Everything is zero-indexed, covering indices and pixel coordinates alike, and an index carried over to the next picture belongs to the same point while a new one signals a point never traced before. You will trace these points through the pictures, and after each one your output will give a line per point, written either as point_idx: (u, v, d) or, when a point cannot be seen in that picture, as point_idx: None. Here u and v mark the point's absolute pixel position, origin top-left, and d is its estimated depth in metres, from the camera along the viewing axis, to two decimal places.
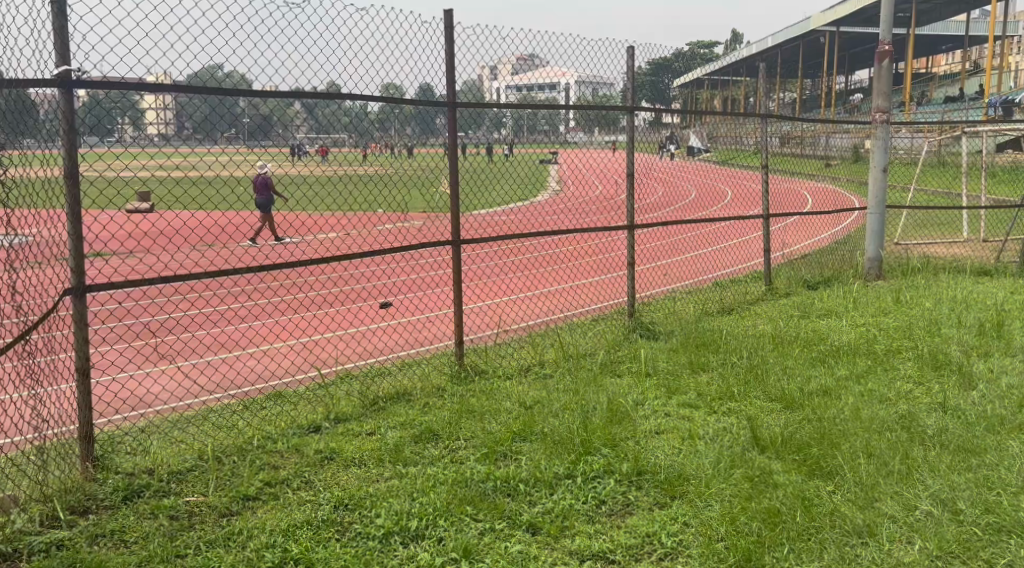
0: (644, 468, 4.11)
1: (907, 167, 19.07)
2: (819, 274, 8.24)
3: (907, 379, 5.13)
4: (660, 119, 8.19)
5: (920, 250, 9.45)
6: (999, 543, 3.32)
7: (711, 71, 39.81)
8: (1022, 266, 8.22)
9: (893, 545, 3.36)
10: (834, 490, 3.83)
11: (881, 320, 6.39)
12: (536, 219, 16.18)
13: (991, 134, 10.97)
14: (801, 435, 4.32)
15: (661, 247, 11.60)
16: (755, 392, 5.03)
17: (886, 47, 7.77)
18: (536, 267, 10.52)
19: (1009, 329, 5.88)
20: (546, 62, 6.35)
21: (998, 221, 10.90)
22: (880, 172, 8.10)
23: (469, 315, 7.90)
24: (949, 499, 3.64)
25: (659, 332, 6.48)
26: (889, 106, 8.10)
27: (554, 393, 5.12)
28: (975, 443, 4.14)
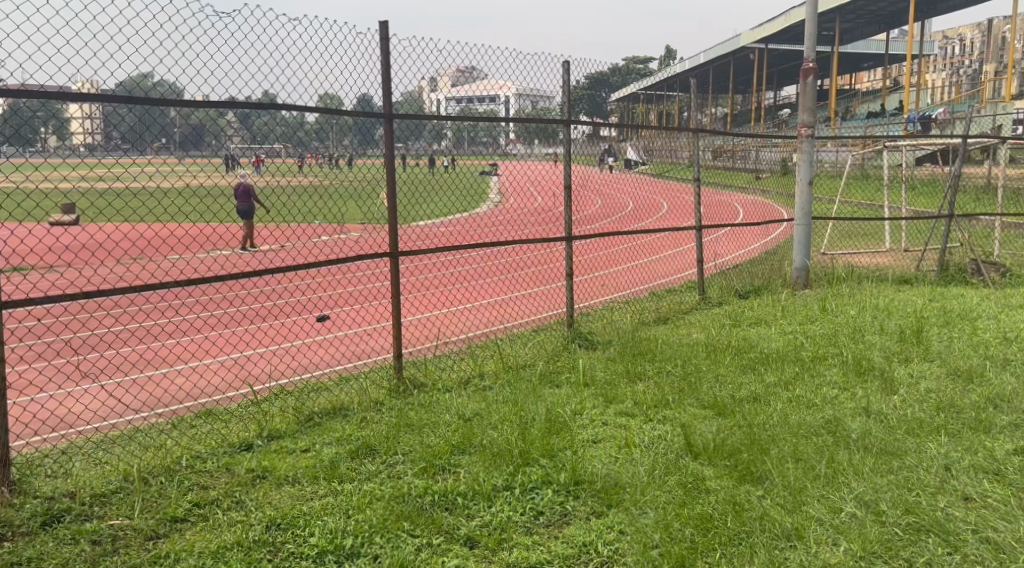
0: (581, 478, 4.13)
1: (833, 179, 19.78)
2: (749, 284, 8.47)
3: (833, 384, 5.31)
4: (597, 133, 8.30)
5: (845, 260, 9.81)
6: (918, 543, 3.47)
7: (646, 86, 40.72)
8: (939, 275, 8.61)
9: (819, 547, 3.47)
10: (764, 494, 3.94)
11: (809, 328, 6.60)
12: (476, 231, 16.20)
13: (909, 149, 11.50)
14: (732, 441, 4.42)
15: (599, 258, 11.76)
16: (689, 399, 5.14)
17: (810, 64, 8.05)
18: (475, 278, 10.53)
19: (927, 335, 6.16)
20: (484, 74, 6.40)
21: (916, 231, 11.41)
22: (806, 185, 8.37)
23: (408, 328, 7.85)
24: (872, 501, 3.79)
25: (596, 341, 6.55)
26: (813, 121, 8.38)
27: (493, 404, 5.12)
28: (897, 446, 4.32)
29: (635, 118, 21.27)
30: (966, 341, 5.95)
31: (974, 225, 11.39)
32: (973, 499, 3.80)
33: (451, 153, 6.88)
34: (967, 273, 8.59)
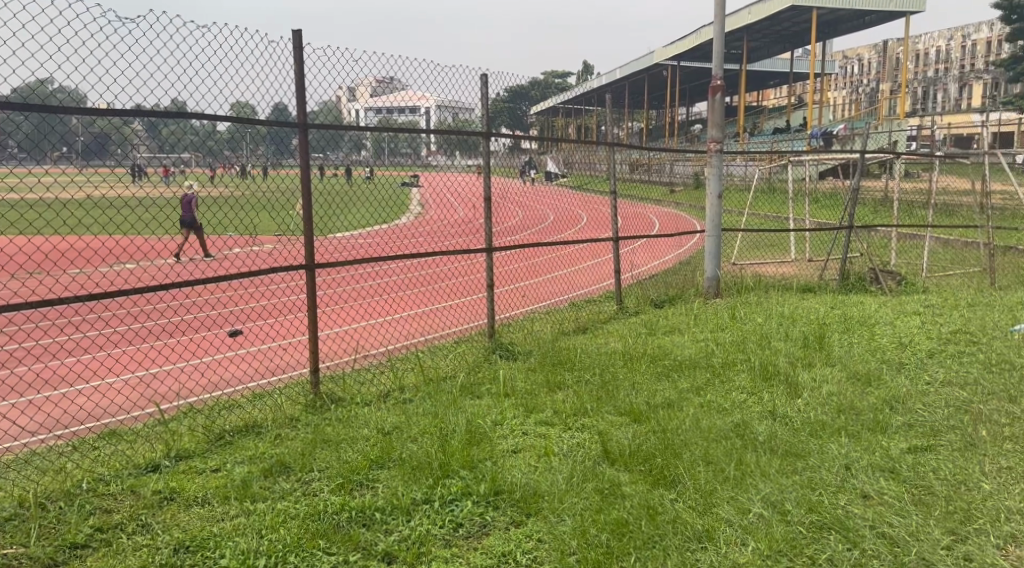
0: (500, 489, 4.14)
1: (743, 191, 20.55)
2: (664, 294, 8.72)
3: (742, 389, 5.53)
4: (517, 145, 8.39)
5: (753, 270, 10.22)
6: (821, 540, 3.66)
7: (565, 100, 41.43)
8: (840, 284, 9.07)
9: (728, 547, 3.61)
10: (677, 498, 4.05)
11: (720, 335, 6.84)
12: (397, 243, 16.06)
13: (812, 164, 12.09)
14: (647, 446, 4.54)
15: (519, 270, 11.86)
16: (606, 407, 5.23)
17: (718, 81, 8.37)
18: (395, 290, 10.45)
19: (828, 340, 6.47)
20: (403, 85, 6.38)
21: (820, 242, 11.99)
22: (715, 198, 8.67)
23: (325, 341, 7.70)
24: (778, 501, 3.96)
25: (517, 351, 6.59)
26: (721, 136, 8.70)
27: (412, 417, 5.07)
28: (801, 447, 4.53)
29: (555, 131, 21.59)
30: (864, 346, 6.29)
31: (871, 236, 12.08)
32: (871, 496, 4.01)
33: (371, 163, 6.84)
34: (866, 282, 9.09)
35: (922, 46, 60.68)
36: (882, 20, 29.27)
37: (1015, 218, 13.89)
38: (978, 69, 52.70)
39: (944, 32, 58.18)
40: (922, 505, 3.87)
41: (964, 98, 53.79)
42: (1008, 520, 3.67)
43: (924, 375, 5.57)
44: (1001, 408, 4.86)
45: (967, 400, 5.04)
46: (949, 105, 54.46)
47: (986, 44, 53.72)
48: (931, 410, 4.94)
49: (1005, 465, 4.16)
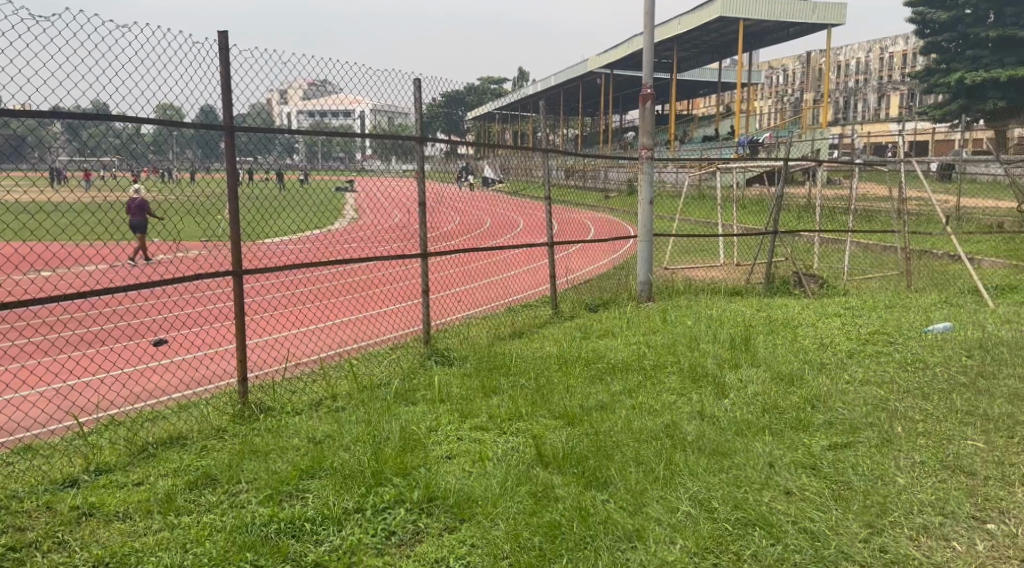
0: (434, 494, 4.13)
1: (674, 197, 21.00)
2: (598, 298, 8.85)
3: (672, 390, 5.66)
4: (454, 151, 8.36)
5: (684, 274, 10.47)
6: (746, 536, 3.77)
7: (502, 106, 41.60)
8: (766, 288, 9.37)
9: (658, 546, 3.68)
10: (608, 499, 4.12)
11: (651, 338, 6.97)
12: (331, 249, 15.83)
13: (739, 172, 12.47)
14: (580, 448, 4.59)
15: (455, 275, 11.84)
16: (540, 411, 5.27)
17: (648, 90, 8.54)
18: (328, 297, 10.30)
19: (754, 342, 6.68)
20: (336, 88, 6.30)
21: (747, 246, 12.37)
22: (647, 204, 8.82)
23: (255, 350, 7.54)
24: (705, 499, 4.06)
25: (452, 357, 6.57)
26: (652, 144, 8.87)
27: (344, 425, 5.00)
28: (728, 446, 4.65)
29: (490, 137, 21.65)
30: (788, 347, 6.52)
31: (796, 241, 12.53)
32: (793, 492, 4.15)
33: (305, 167, 6.71)
34: (790, 285, 9.41)
35: (842, 58, 63.34)
36: (805, 31, 30.42)
37: (928, 223, 14.65)
38: (894, 81, 55.33)
39: (863, 45, 60.84)
40: (842, 500, 4.03)
41: (882, 108, 56.35)
42: (920, 511, 3.87)
43: (844, 373, 5.80)
44: (914, 405, 5.11)
45: (884, 398, 5.27)
46: (868, 115, 57.00)
47: (901, 57, 56.41)
48: (849, 408, 5.15)
49: (918, 459, 4.37)
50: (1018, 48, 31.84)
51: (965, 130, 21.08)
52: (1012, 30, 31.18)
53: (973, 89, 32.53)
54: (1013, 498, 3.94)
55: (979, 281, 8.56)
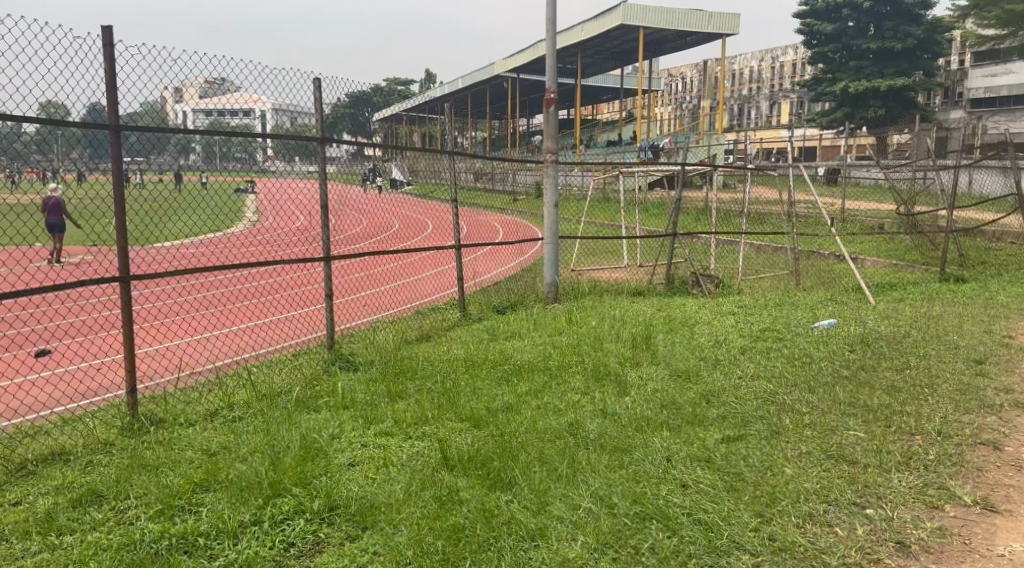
0: (335, 503, 4.06)
1: (581, 200, 21.39)
2: (506, 300, 8.93)
3: (576, 390, 5.76)
4: (360, 152, 8.24)
5: (590, 276, 10.70)
6: (645, 530, 3.88)
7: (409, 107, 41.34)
8: (667, 288, 9.70)
9: (559, 543, 3.74)
10: (512, 499, 4.16)
11: (557, 339, 7.08)
12: (231, 252, 15.31)
13: (641, 175, 12.84)
14: (485, 451, 4.61)
15: (360, 279, 11.68)
16: (446, 413, 5.25)
17: (552, 95, 8.66)
18: (228, 303, 9.96)
19: (655, 341, 6.90)
20: (234, 86, 6.10)
21: (649, 248, 12.75)
22: (552, 208, 8.94)
23: (146, 360, 7.20)
24: (606, 495, 4.16)
25: (358, 361, 6.48)
26: (557, 148, 9.00)
27: (242, 435, 4.85)
28: (628, 442, 4.79)
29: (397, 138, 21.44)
30: (686, 345, 6.76)
31: (695, 242, 13.01)
32: (689, 485, 4.30)
33: (202, 168, 6.48)
34: (688, 285, 9.75)
35: (738, 66, 66.20)
36: (702, 41, 31.59)
37: (815, 225, 15.50)
38: (785, 89, 58.26)
39: (757, 55, 63.82)
40: (734, 491, 4.21)
41: (775, 115, 59.25)
42: (806, 499, 4.08)
43: (736, 369, 6.08)
44: (800, 398, 5.40)
45: (772, 392, 5.55)
46: (762, 121, 59.80)
47: (792, 67, 59.52)
48: (741, 401, 5.39)
49: (805, 450, 4.61)
50: (895, 60, 34.11)
51: (848, 136, 22.41)
52: (890, 43, 33.38)
53: (856, 99, 34.64)
54: (888, 483, 4.22)
55: (860, 279, 9.12)
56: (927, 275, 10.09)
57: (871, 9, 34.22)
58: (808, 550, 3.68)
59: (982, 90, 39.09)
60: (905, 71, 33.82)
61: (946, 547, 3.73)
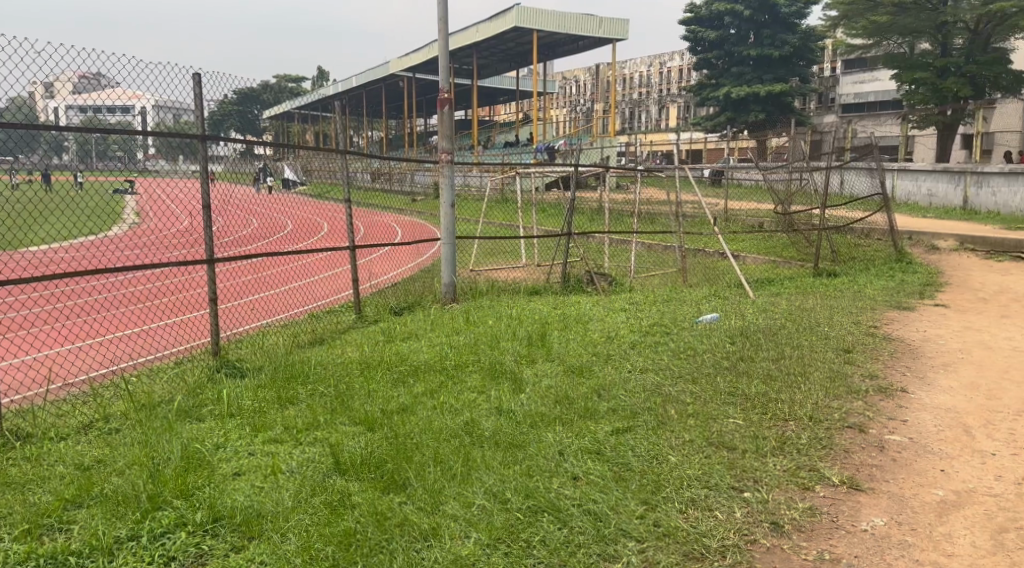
0: (219, 514, 3.92)
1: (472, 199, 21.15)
2: (403, 301, 8.86)
3: (473, 389, 5.80)
4: (250, 151, 7.99)
5: (488, 276, 10.81)
6: (535, 523, 3.95)
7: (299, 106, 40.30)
8: (563, 287, 9.90)
9: (452, 541, 3.76)
10: (405, 501, 4.13)
11: (453, 339, 7.09)
12: (108, 256, 14.47)
13: (538, 176, 13.03)
14: (378, 452, 4.56)
15: (249, 283, 11.29)
16: (340, 417, 5.17)
17: (445, 94, 8.65)
18: (106, 309, 9.44)
19: (550, 338, 7.02)
20: (111, 81, 5.83)
21: (546, 248, 12.96)
22: (449, 208, 8.93)
23: (11, 373, 6.73)
24: (500, 492, 4.20)
25: (245, 368, 6.28)
26: (451, 147, 9.00)
27: (119, 447, 4.62)
28: (522, 438, 4.86)
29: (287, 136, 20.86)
30: (580, 341, 6.92)
31: (589, 241, 13.32)
32: (579, 477, 4.41)
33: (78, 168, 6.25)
34: (583, 283, 10.00)
35: (629, 70, 68.15)
36: (593, 45, 32.35)
37: (701, 224, 16.21)
38: (674, 94, 60.55)
39: (647, 60, 66.01)
40: (621, 480, 4.35)
41: (664, 119, 61.43)
42: (689, 486, 4.27)
43: (626, 363, 6.27)
44: (685, 389, 5.63)
45: (660, 384, 5.77)
46: (652, 124, 61.88)
47: (680, 73, 61.96)
48: (630, 394, 5.57)
49: (688, 439, 4.82)
50: (774, 68, 36.04)
51: (730, 139, 23.52)
52: (768, 51, 35.20)
53: (738, 104, 36.41)
54: (764, 467, 4.48)
55: (741, 276, 9.61)
56: (802, 271, 10.75)
57: (750, 18, 35.88)
58: (689, 535, 3.84)
59: (851, 98, 41.98)
60: (783, 78, 35.78)
61: (816, 525, 3.98)
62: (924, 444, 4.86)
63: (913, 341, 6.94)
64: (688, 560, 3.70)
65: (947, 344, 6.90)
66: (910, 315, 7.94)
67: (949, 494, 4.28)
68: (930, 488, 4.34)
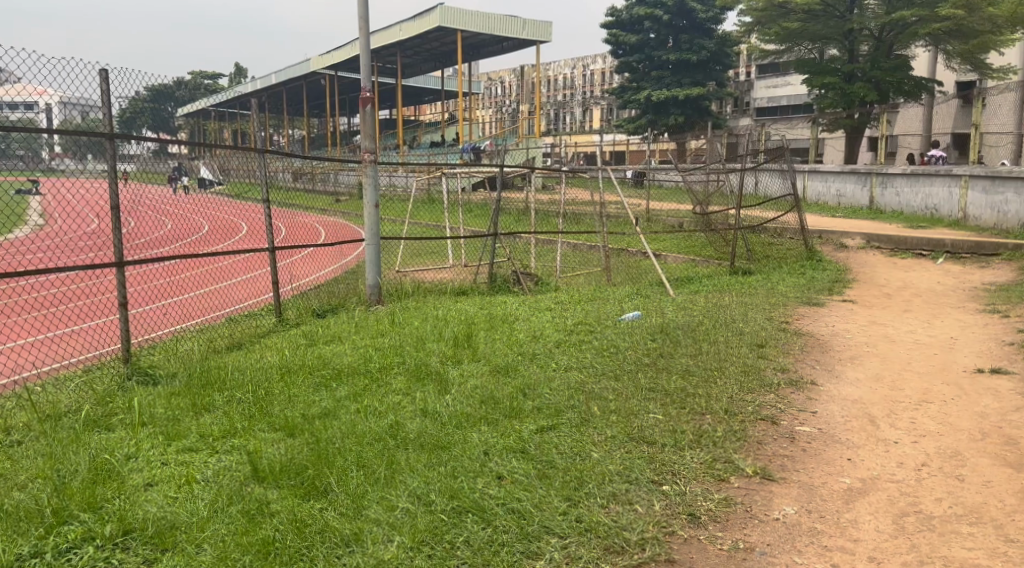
0: (130, 526, 3.78)
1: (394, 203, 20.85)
2: (326, 303, 8.72)
3: (397, 391, 5.76)
4: (165, 149, 7.72)
5: (415, 276, 10.75)
6: (459, 524, 3.95)
7: (214, 104, 39.06)
8: (489, 286, 9.93)
9: (374, 546, 3.72)
10: (327, 507, 4.06)
11: (378, 341, 7.00)
12: (9, 260, 13.71)
13: (464, 176, 13.01)
14: (298, 458, 4.47)
15: (163, 287, 10.89)
16: (259, 424, 5.04)
17: (367, 93, 8.53)
18: (7, 316, 8.94)
19: (476, 338, 7.03)
20: (10, 76, 5.56)
21: (473, 248, 12.97)
22: (372, 208, 8.80)
23: None
24: (423, 494, 4.18)
25: (158, 375, 6.06)
26: (373, 147, 8.86)
27: (21, 461, 4.40)
28: (447, 439, 4.85)
29: (202, 135, 20.25)
30: (506, 341, 6.95)
31: (515, 242, 13.41)
32: (504, 477, 4.43)
33: None
34: (510, 283, 10.05)
35: (553, 72, 68.89)
36: (518, 46, 32.56)
37: (624, 224, 16.56)
38: (596, 96, 61.53)
39: (570, 62, 66.85)
40: (545, 478, 4.40)
41: (587, 120, 62.31)
42: (610, 481, 4.35)
43: (551, 362, 6.35)
44: (607, 386, 5.74)
45: (583, 381, 5.86)
46: (576, 126, 62.68)
47: (603, 75, 63.03)
48: (554, 393, 5.64)
49: (609, 434, 4.92)
50: (692, 71, 37.07)
51: (652, 141, 24.05)
52: (687, 55, 36.16)
53: (659, 106, 37.31)
54: (682, 460, 4.62)
55: (663, 274, 9.86)
56: (720, 269, 11.11)
57: (670, 22, 36.75)
58: (610, 529, 3.92)
59: (766, 101, 43.56)
60: (700, 82, 36.84)
61: (730, 515, 4.12)
62: (832, 434, 5.10)
63: (823, 336, 7.26)
64: (608, 553, 3.78)
65: (854, 338, 7.25)
66: (820, 310, 8.31)
67: (854, 481, 4.50)
68: (837, 476, 4.55)
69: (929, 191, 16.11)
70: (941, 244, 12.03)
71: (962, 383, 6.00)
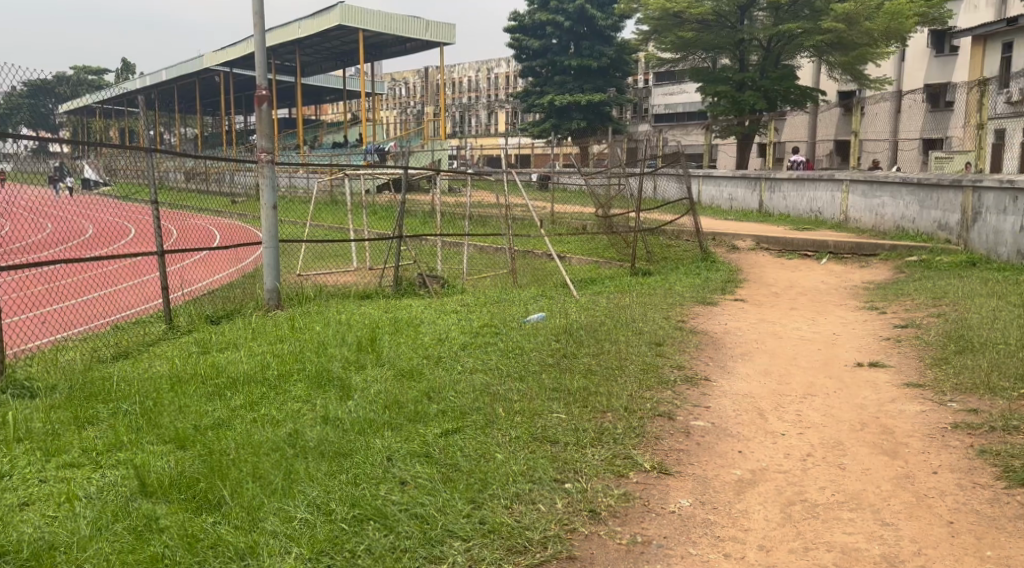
0: (2, 550, 3.52)
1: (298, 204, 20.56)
2: (221, 309, 8.41)
3: (297, 399, 5.61)
4: (44, 148, 7.27)
5: (318, 280, 10.54)
6: (360, 532, 3.88)
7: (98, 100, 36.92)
8: (394, 289, 9.84)
9: (270, 558, 3.60)
10: (221, 520, 3.92)
11: (277, 348, 6.79)
12: None
13: (367, 178, 12.85)
14: (190, 471, 4.30)
15: (40, 294, 10.20)
16: (147, 436, 4.81)
17: (263, 91, 8.29)
18: None
19: (380, 342, 6.93)
20: None
21: (377, 251, 12.85)
22: (270, 209, 8.53)
23: None
24: (323, 503, 4.09)
25: (36, 388, 5.69)
26: (271, 146, 8.60)
27: None
28: (349, 446, 4.76)
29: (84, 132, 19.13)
30: (411, 345, 6.88)
31: (421, 244, 13.36)
32: (407, 482, 4.39)
33: None
34: (416, 285, 9.99)
35: (458, 74, 68.92)
36: (421, 48, 32.42)
37: (529, 226, 16.79)
38: (501, 99, 62.02)
39: (474, 65, 67.08)
40: (449, 482, 4.38)
41: (492, 123, 62.67)
42: (514, 481, 4.39)
43: (457, 365, 6.34)
44: (511, 388, 5.79)
45: (487, 384, 5.88)
46: (481, 128, 62.93)
47: (507, 78, 63.59)
48: (458, 395, 5.63)
49: (513, 435, 4.96)
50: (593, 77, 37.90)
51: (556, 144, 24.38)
52: (588, 61, 36.98)
53: (562, 111, 37.96)
54: (584, 458, 4.71)
55: (566, 275, 10.05)
56: (621, 270, 11.41)
57: (570, 28, 37.48)
58: (513, 529, 3.95)
59: (664, 107, 45.09)
60: (601, 87, 37.75)
61: (629, 510, 4.24)
62: (724, 428, 5.33)
63: (716, 334, 7.58)
64: (511, 554, 3.80)
65: (745, 335, 7.60)
66: (713, 309, 8.67)
67: (745, 473, 4.71)
68: (729, 468, 4.76)
69: (813, 195, 17.07)
70: (825, 244, 12.78)
71: (843, 376, 6.40)
